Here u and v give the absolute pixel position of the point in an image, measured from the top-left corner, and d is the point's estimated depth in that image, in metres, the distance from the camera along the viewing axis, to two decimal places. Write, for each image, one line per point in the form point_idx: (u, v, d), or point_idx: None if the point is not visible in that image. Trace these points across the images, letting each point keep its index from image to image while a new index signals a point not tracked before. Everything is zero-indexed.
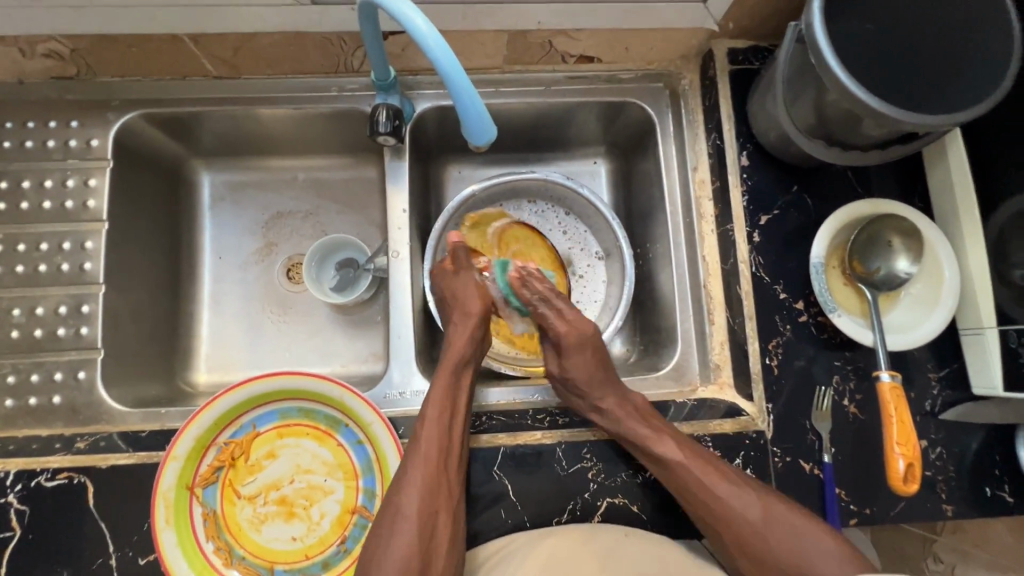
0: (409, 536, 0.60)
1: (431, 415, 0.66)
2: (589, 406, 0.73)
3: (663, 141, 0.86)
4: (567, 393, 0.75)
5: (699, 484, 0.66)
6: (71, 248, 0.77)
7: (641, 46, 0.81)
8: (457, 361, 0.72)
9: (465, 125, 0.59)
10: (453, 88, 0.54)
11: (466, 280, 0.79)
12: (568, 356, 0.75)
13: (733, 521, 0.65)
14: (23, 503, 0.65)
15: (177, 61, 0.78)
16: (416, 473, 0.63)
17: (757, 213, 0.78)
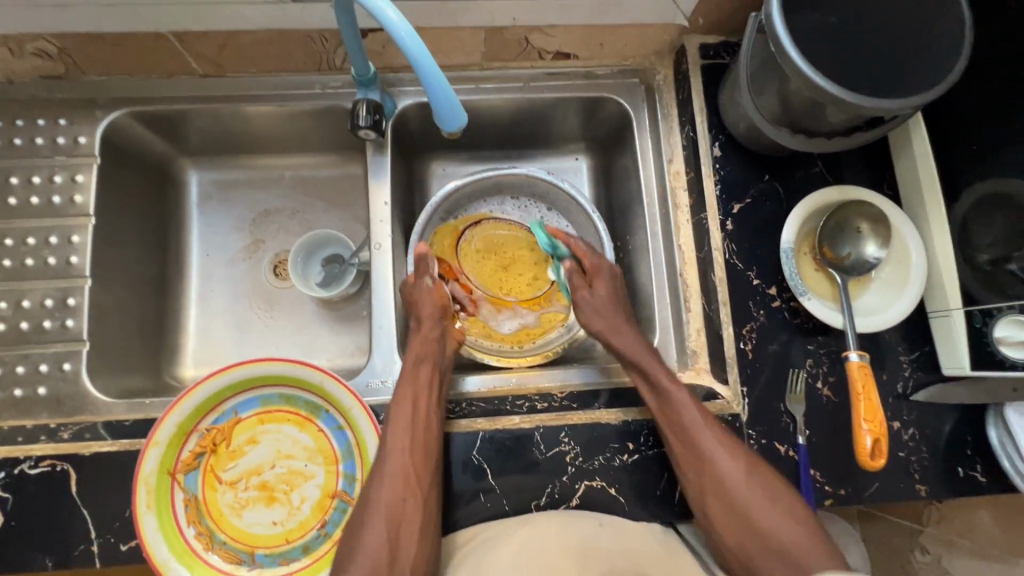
0: (376, 534, 0.62)
1: (397, 413, 0.67)
2: (608, 325, 0.80)
3: (640, 135, 0.88)
4: (589, 316, 0.81)
5: (693, 424, 0.69)
6: (58, 242, 0.79)
7: (616, 42, 0.84)
8: (419, 360, 0.73)
9: (437, 114, 0.60)
10: (425, 78, 0.56)
11: (424, 286, 0.80)
12: (595, 282, 0.84)
13: (715, 465, 0.68)
14: (5, 491, 0.65)
15: (164, 60, 0.80)
16: (381, 469, 0.65)
17: (730, 202, 0.80)
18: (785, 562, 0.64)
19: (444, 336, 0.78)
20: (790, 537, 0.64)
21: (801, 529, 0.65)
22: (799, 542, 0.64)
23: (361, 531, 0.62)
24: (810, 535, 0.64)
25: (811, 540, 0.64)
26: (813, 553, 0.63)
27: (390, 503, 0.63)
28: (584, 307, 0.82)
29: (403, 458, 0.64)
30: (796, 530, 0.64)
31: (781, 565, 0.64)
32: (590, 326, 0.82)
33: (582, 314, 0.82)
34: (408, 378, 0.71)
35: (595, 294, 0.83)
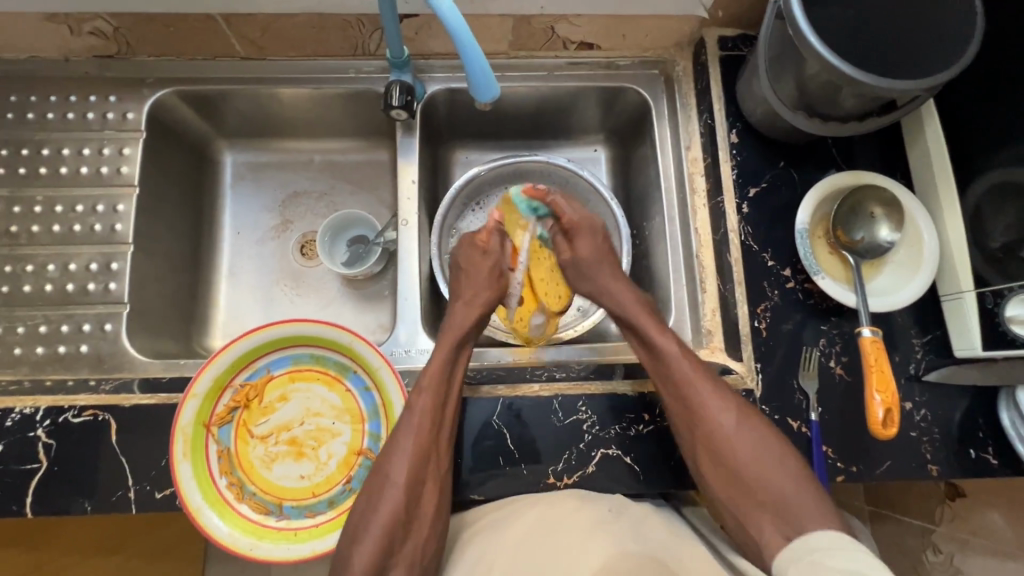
0: (392, 505, 0.64)
1: (427, 391, 0.69)
2: (597, 283, 0.82)
3: (659, 124, 0.91)
4: (577, 279, 0.84)
5: (686, 379, 0.71)
6: (104, 210, 0.83)
7: (637, 33, 0.87)
8: (456, 339, 0.75)
9: (470, 83, 0.65)
10: (462, 50, 0.60)
11: (487, 262, 0.84)
12: (576, 240, 0.83)
13: (707, 418, 0.69)
14: (50, 437, 0.68)
15: (210, 42, 0.85)
16: (406, 444, 0.66)
17: (747, 186, 0.82)
18: (773, 509, 0.64)
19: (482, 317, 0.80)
20: (784, 489, 0.65)
21: (792, 479, 0.65)
22: (787, 489, 0.64)
23: (377, 501, 0.64)
24: (798, 486, 0.65)
25: (804, 490, 0.64)
26: (806, 505, 0.63)
27: (411, 477, 0.65)
28: (569, 267, 0.84)
29: (428, 436, 0.66)
30: (788, 480, 0.65)
31: (773, 514, 0.64)
32: (581, 286, 0.84)
33: (570, 276, 0.85)
34: (441, 355, 0.73)
35: (579, 253, 0.83)
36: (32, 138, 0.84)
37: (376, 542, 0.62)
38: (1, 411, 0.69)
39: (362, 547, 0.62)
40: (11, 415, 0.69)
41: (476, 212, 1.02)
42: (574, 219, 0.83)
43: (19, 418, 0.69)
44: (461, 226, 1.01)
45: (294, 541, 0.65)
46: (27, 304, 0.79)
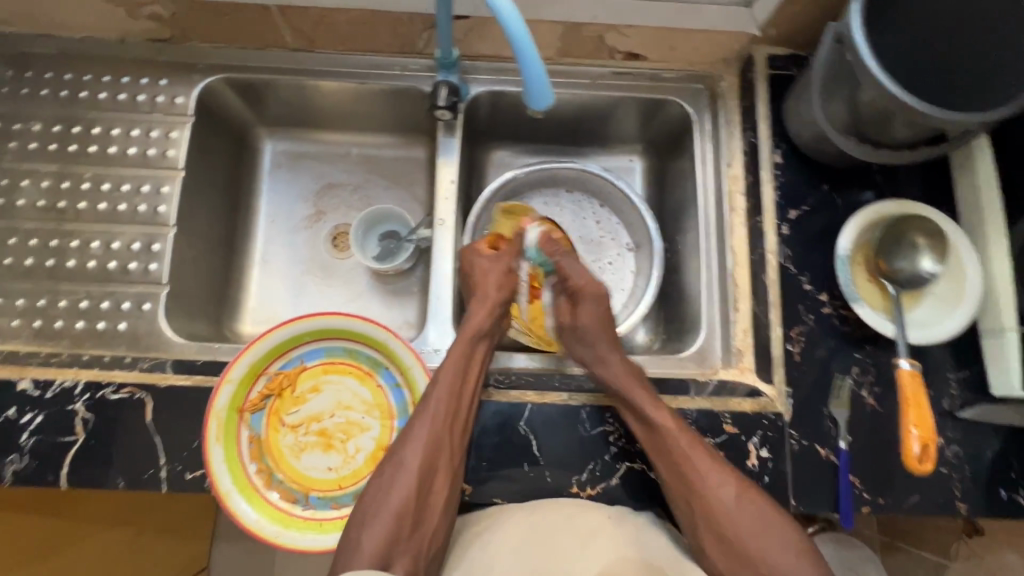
0: (403, 490, 0.65)
1: (442, 379, 0.70)
2: (596, 354, 0.77)
3: (700, 138, 0.91)
4: (575, 348, 0.79)
5: (683, 449, 0.69)
6: (149, 191, 0.84)
7: (686, 47, 0.87)
8: (473, 335, 0.75)
9: (524, 92, 0.64)
10: (520, 53, 0.59)
11: (501, 263, 0.83)
12: (578, 308, 0.81)
13: (707, 493, 0.68)
14: (88, 411, 0.70)
15: (262, 32, 0.86)
16: (421, 430, 0.68)
17: (787, 208, 0.82)
18: None
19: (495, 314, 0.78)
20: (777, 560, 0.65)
21: (794, 559, 0.65)
22: (789, 568, 0.65)
23: (388, 485, 0.66)
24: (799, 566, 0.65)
25: (799, 560, 0.65)
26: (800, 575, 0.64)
27: (421, 464, 0.67)
28: (568, 333, 0.81)
29: (441, 427, 0.68)
30: (789, 560, 0.65)
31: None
32: (577, 354, 0.79)
33: (566, 340, 0.81)
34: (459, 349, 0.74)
35: (580, 322, 0.80)
36: (84, 116, 0.86)
37: (385, 525, 0.63)
38: (42, 382, 0.70)
39: (372, 531, 0.63)
40: (51, 388, 0.70)
41: None
42: (579, 283, 0.82)
43: (59, 390, 0.70)
44: None
45: (320, 531, 0.66)
46: (70, 279, 0.81)
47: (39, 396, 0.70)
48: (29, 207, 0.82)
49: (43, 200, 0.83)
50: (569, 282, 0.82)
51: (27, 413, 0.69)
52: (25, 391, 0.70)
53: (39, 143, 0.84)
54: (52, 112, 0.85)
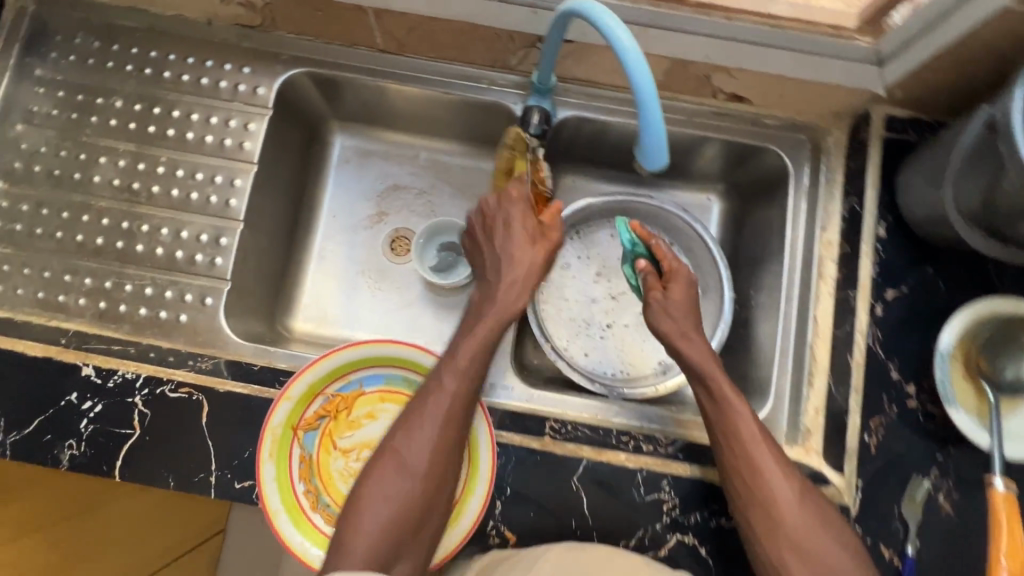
0: (402, 495, 0.62)
1: (456, 366, 0.67)
2: (680, 331, 0.77)
3: (795, 193, 0.85)
4: (660, 319, 0.79)
5: (752, 440, 0.68)
6: (222, 182, 0.83)
7: (797, 97, 0.81)
8: (499, 322, 0.72)
9: (637, 148, 0.60)
10: (641, 104, 0.56)
11: (524, 230, 0.76)
12: (671, 284, 0.80)
13: (770, 481, 0.66)
14: (146, 406, 0.70)
15: (352, 31, 0.83)
16: (421, 428, 0.64)
17: (884, 287, 0.76)
18: None
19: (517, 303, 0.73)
20: (833, 563, 0.63)
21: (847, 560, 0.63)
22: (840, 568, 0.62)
23: (382, 484, 0.62)
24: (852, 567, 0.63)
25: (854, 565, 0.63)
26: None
27: (419, 468, 0.63)
28: (655, 307, 0.80)
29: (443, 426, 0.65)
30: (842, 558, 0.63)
31: None
32: (659, 327, 0.79)
33: (653, 316, 0.80)
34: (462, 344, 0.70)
35: (670, 297, 0.79)
36: (165, 97, 0.84)
37: (389, 517, 0.61)
38: (105, 371, 0.71)
39: (373, 521, 0.61)
40: (113, 377, 0.71)
41: (574, 241, 1.01)
42: (673, 265, 0.82)
43: (120, 381, 0.71)
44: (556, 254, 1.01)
45: None
46: (138, 264, 0.80)
47: (101, 384, 0.70)
48: (104, 184, 0.82)
49: (118, 179, 0.82)
50: (666, 266, 0.82)
51: (88, 400, 0.69)
52: (88, 377, 0.70)
53: (119, 120, 0.83)
54: (134, 89, 0.84)
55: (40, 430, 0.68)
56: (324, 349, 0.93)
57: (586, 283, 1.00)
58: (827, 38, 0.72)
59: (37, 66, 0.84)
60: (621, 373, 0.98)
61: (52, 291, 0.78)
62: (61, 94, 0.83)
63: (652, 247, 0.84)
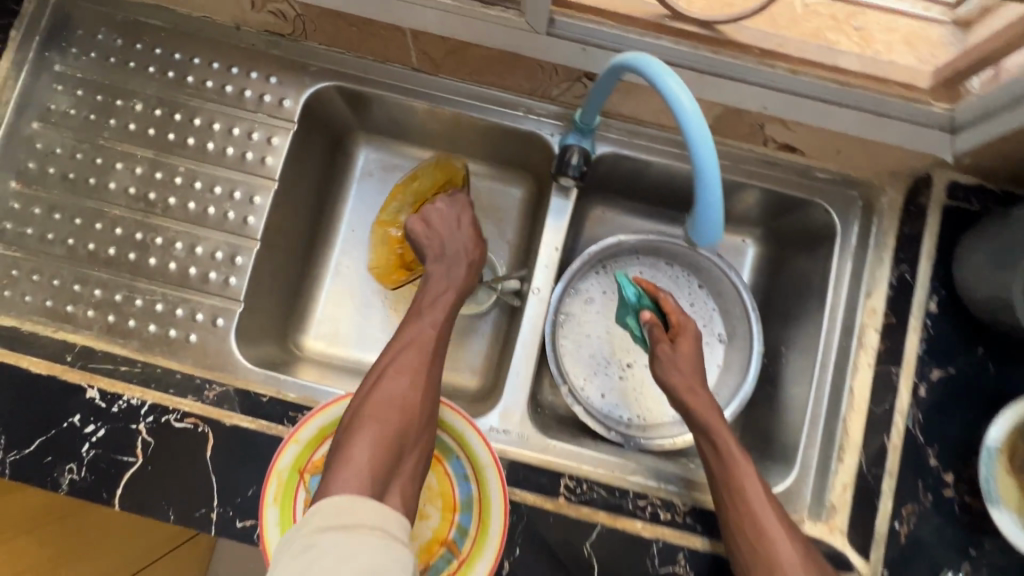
0: (382, 423, 0.62)
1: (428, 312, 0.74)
2: (678, 377, 0.74)
3: (841, 253, 0.80)
4: (669, 374, 0.74)
5: (756, 497, 0.65)
6: (240, 198, 0.79)
7: (855, 153, 0.76)
8: (460, 283, 0.79)
9: (690, 222, 0.56)
10: (700, 180, 0.51)
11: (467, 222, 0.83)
12: (679, 338, 0.76)
13: (775, 547, 0.62)
14: (150, 435, 0.68)
15: (387, 48, 0.78)
16: (404, 365, 0.68)
17: (931, 366, 0.72)
18: None
19: (470, 272, 0.80)
20: None
21: None
22: None
23: (371, 416, 0.63)
24: None
25: None
26: None
27: (401, 399, 0.65)
28: (663, 362, 0.75)
29: (421, 363, 0.69)
30: None
31: None
32: (666, 383, 0.75)
33: (659, 370, 0.75)
34: (429, 300, 0.76)
35: (679, 352, 0.75)
36: (187, 103, 0.80)
37: (372, 444, 0.60)
38: (110, 395, 0.69)
39: (357, 452, 0.60)
40: (117, 402, 0.68)
41: (598, 275, 0.95)
42: (678, 319, 0.78)
43: (125, 406, 0.69)
44: (580, 287, 0.95)
45: None
46: (149, 278, 0.77)
47: (105, 408, 0.68)
48: (119, 192, 0.78)
49: (133, 187, 0.79)
50: (672, 321, 0.78)
51: (91, 423, 0.67)
52: (92, 400, 0.68)
53: (138, 125, 0.80)
54: (156, 93, 0.80)
55: (40, 451, 0.66)
56: (335, 371, 0.89)
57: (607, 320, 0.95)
58: (897, 98, 0.66)
59: (56, 61, 0.80)
60: (637, 419, 0.92)
61: (60, 300, 0.76)
62: (79, 93, 0.80)
63: (657, 300, 0.80)
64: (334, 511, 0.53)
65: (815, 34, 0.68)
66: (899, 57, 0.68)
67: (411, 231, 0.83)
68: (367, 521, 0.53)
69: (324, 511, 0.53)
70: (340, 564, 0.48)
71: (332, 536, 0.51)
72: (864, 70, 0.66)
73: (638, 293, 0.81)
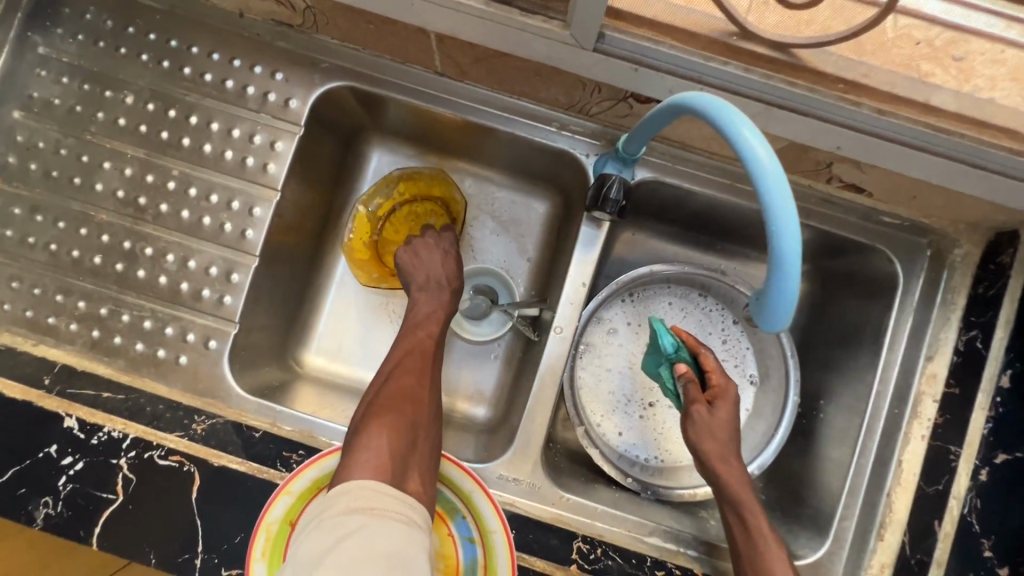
0: (390, 416, 0.61)
1: (421, 313, 0.73)
2: (709, 436, 0.70)
3: (903, 308, 0.71)
4: (703, 439, 0.70)
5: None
6: (239, 209, 0.72)
7: (932, 201, 0.67)
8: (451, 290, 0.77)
9: (756, 301, 0.48)
10: (777, 257, 0.43)
11: (446, 250, 0.79)
12: (717, 402, 0.72)
13: None
14: (132, 471, 0.62)
15: (408, 49, 0.69)
16: (404, 370, 0.67)
17: (996, 449, 0.64)
18: None
19: (455, 296, 0.77)
20: None
21: None
22: None
23: (379, 412, 0.61)
24: None
25: None
26: None
27: (404, 396, 0.64)
28: (697, 425, 0.70)
29: (422, 366, 0.68)
30: None
31: None
32: (699, 448, 0.71)
33: (691, 434, 0.71)
34: (423, 313, 0.74)
35: (715, 416, 0.71)
36: (182, 98, 0.72)
37: (382, 434, 0.58)
38: (89, 426, 0.63)
39: (367, 447, 0.57)
40: (97, 434, 0.63)
41: (625, 303, 0.86)
42: (717, 380, 0.73)
43: (105, 439, 0.63)
44: (603, 315, 0.86)
45: None
46: (138, 292, 0.71)
47: (83, 440, 0.63)
48: (107, 195, 0.71)
49: (122, 191, 0.72)
50: (711, 382, 0.73)
51: (69, 455, 0.62)
52: (70, 431, 0.63)
53: (128, 120, 0.72)
54: (149, 84, 0.72)
55: (13, 483, 0.61)
56: (336, 395, 0.81)
57: (629, 353, 0.86)
58: (998, 149, 0.57)
59: (40, 43, 0.72)
60: (654, 461, 0.84)
61: (41, 312, 0.69)
62: (65, 81, 0.72)
63: (695, 356, 0.75)
64: (358, 493, 0.53)
65: (905, 63, 0.55)
66: (1004, 97, 0.55)
67: (400, 262, 0.78)
68: (389, 506, 0.52)
69: (352, 493, 0.53)
70: (358, 552, 0.47)
71: (358, 519, 0.50)
72: (962, 112, 0.57)
73: (677, 345, 0.74)
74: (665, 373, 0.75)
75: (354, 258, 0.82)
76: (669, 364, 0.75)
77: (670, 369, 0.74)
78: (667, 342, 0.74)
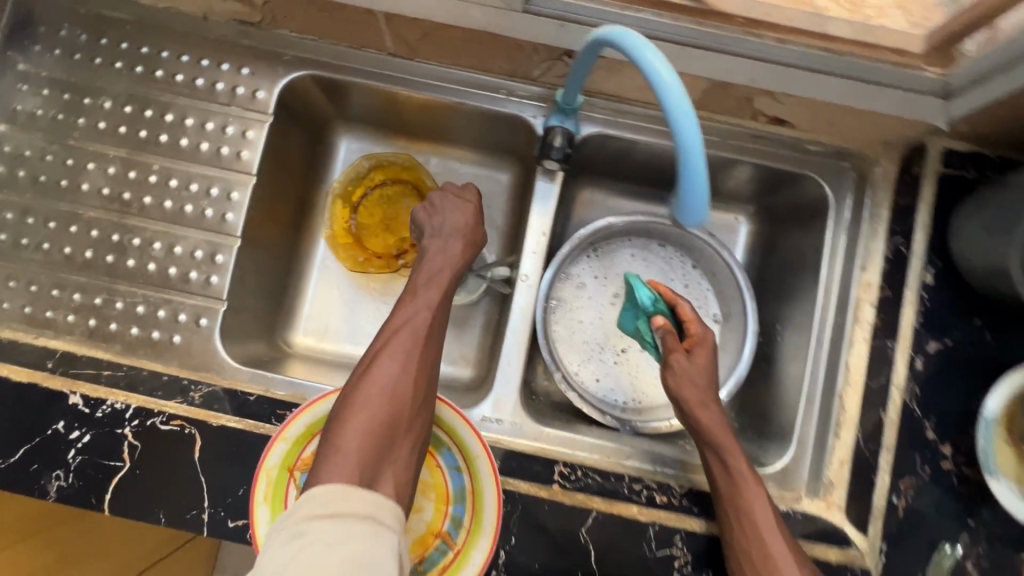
0: (368, 417, 0.60)
1: (422, 276, 0.73)
2: (689, 382, 0.73)
3: (835, 227, 0.78)
4: (682, 387, 0.73)
5: (751, 489, 0.67)
6: (218, 194, 0.78)
7: (847, 124, 0.74)
8: (467, 241, 0.77)
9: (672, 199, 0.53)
10: (681, 154, 0.49)
11: (460, 203, 0.79)
12: (694, 350, 0.75)
13: (766, 542, 0.64)
14: (136, 438, 0.67)
15: (361, 34, 0.76)
16: (393, 355, 0.65)
17: (927, 337, 0.71)
18: None
19: (469, 248, 0.76)
20: None
21: None
22: None
23: (359, 409, 0.61)
24: None
25: None
26: None
27: (387, 392, 0.62)
28: (677, 372, 0.73)
29: (414, 346, 0.66)
30: None
31: None
32: (678, 395, 0.73)
33: (670, 382, 0.74)
34: (428, 271, 0.73)
35: (692, 363, 0.74)
36: (158, 98, 0.78)
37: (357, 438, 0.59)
38: (93, 400, 0.68)
39: (341, 450, 0.58)
40: (102, 407, 0.68)
41: (590, 258, 0.92)
42: (697, 339, 0.76)
43: (109, 411, 0.68)
44: (571, 271, 0.92)
45: None
46: (129, 281, 0.76)
47: (89, 414, 0.67)
48: (93, 193, 0.77)
49: (107, 188, 0.77)
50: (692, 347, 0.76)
51: (76, 429, 0.67)
52: (75, 407, 0.68)
53: (108, 123, 0.78)
54: (125, 89, 0.78)
55: (25, 460, 0.66)
56: (325, 369, 0.85)
57: (600, 304, 0.92)
58: (886, 64, 0.64)
59: (21, 61, 0.78)
60: (632, 403, 0.89)
61: (39, 307, 0.74)
62: (46, 93, 0.78)
63: (671, 309, 0.79)
64: (331, 493, 0.53)
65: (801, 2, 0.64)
66: (891, 22, 0.64)
67: (417, 214, 0.79)
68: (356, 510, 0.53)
69: (317, 501, 0.53)
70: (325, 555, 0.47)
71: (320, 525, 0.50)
72: (854, 36, 0.64)
73: (654, 301, 0.79)
74: (642, 326, 0.80)
75: (336, 243, 0.90)
76: (646, 318, 0.80)
77: (647, 322, 0.80)
78: (642, 295, 0.79)
